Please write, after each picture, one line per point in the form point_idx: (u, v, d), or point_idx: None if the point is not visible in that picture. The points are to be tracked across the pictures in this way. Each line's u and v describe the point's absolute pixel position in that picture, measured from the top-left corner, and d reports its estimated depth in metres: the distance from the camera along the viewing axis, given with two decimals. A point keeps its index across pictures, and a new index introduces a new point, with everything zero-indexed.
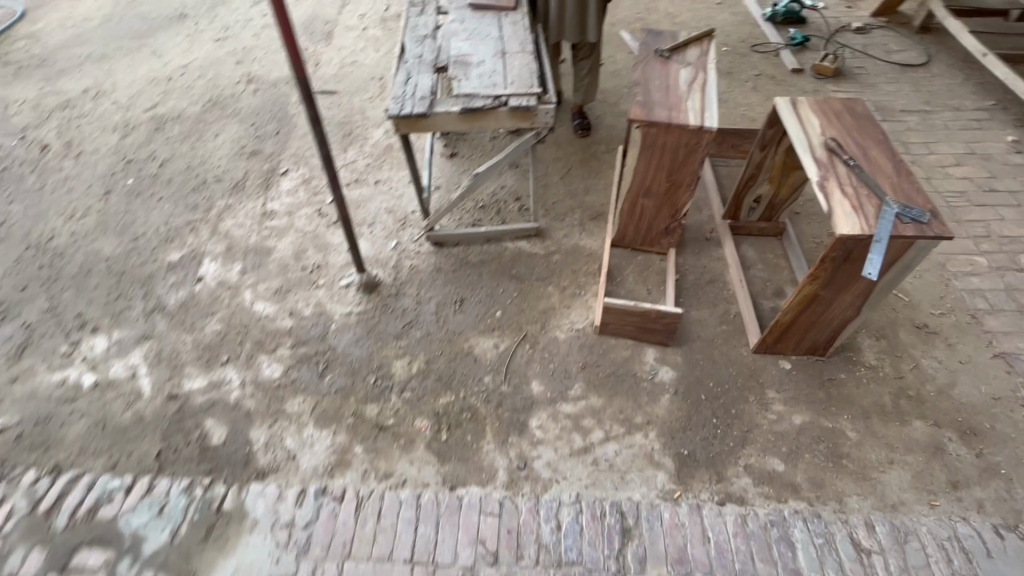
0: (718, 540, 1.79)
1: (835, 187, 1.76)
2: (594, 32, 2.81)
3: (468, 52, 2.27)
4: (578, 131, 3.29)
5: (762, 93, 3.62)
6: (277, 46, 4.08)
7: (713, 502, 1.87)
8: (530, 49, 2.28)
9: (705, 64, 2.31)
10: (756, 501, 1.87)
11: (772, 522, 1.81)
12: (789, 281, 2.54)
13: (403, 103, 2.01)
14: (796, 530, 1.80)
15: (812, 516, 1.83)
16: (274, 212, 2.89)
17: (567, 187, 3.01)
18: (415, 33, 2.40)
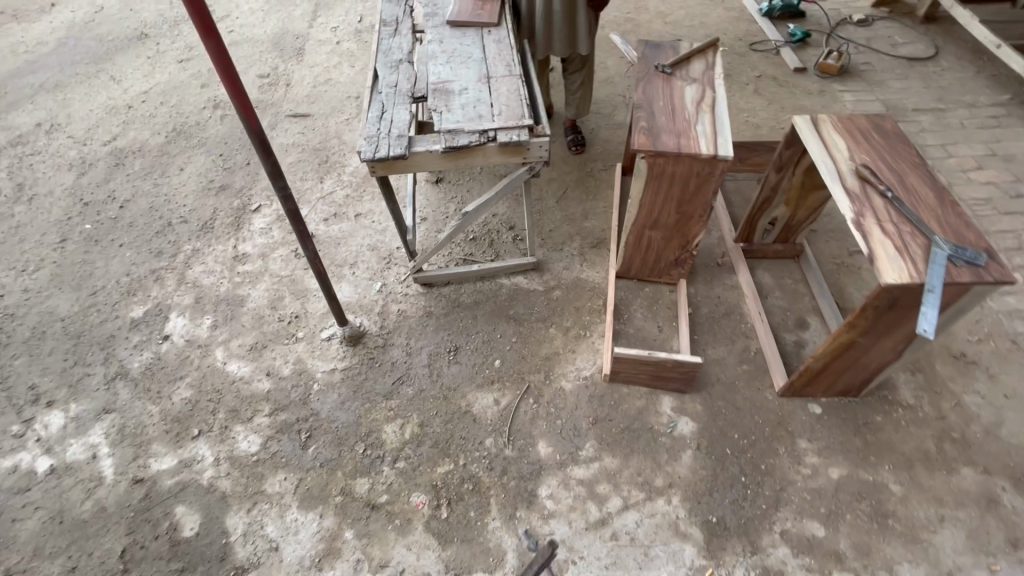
0: None
1: (873, 224, 1.56)
2: (585, 44, 2.60)
3: (449, 78, 2.03)
4: (572, 148, 3.06)
5: (765, 95, 3.40)
6: (245, 65, 3.81)
7: None
8: (518, 71, 2.05)
9: (713, 79, 2.08)
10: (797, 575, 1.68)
11: None
12: (810, 309, 2.34)
13: (378, 144, 1.78)
14: None
15: None
16: (247, 255, 2.65)
17: (563, 211, 2.78)
18: (388, 56, 2.17)
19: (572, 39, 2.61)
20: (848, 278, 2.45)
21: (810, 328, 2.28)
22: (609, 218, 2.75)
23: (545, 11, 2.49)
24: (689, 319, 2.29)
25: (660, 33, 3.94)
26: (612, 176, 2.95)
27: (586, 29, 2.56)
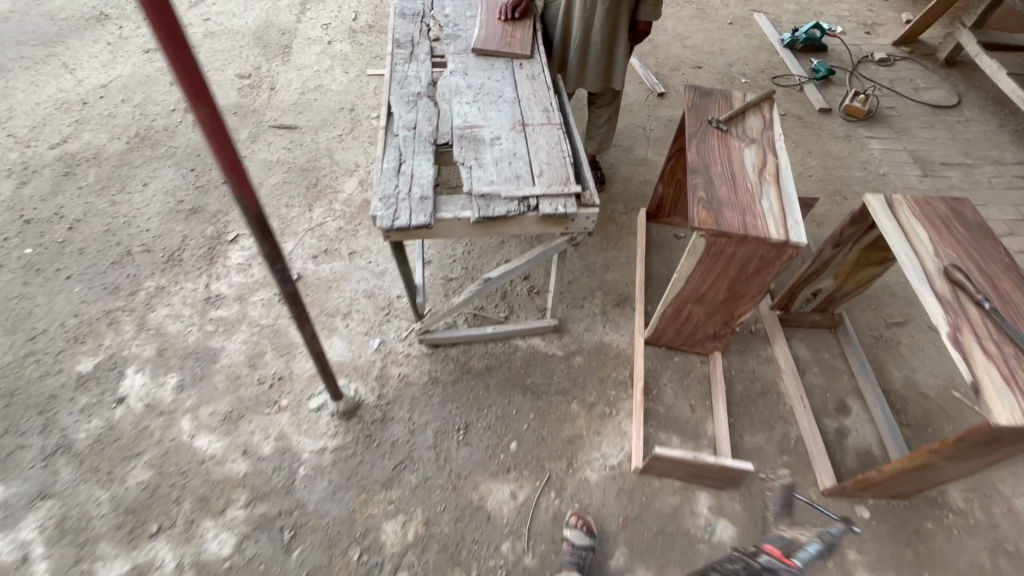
0: None
1: (973, 343, 1.35)
2: (620, 78, 2.34)
3: (478, 123, 1.74)
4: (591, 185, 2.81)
5: (789, 136, 3.20)
6: (223, 62, 3.39)
7: None
8: (557, 118, 1.77)
9: (772, 141, 1.86)
10: None
11: None
12: (851, 389, 2.17)
13: (397, 208, 1.48)
14: None
15: None
16: (221, 297, 2.29)
17: (582, 260, 2.53)
18: (404, 88, 1.86)
19: (605, 73, 2.35)
20: (887, 353, 2.29)
21: (852, 412, 2.11)
22: (632, 270, 2.51)
23: (580, 41, 2.21)
24: (725, 399, 2.07)
25: (679, 58, 3.70)
26: (634, 220, 2.70)
27: (621, 63, 2.30)
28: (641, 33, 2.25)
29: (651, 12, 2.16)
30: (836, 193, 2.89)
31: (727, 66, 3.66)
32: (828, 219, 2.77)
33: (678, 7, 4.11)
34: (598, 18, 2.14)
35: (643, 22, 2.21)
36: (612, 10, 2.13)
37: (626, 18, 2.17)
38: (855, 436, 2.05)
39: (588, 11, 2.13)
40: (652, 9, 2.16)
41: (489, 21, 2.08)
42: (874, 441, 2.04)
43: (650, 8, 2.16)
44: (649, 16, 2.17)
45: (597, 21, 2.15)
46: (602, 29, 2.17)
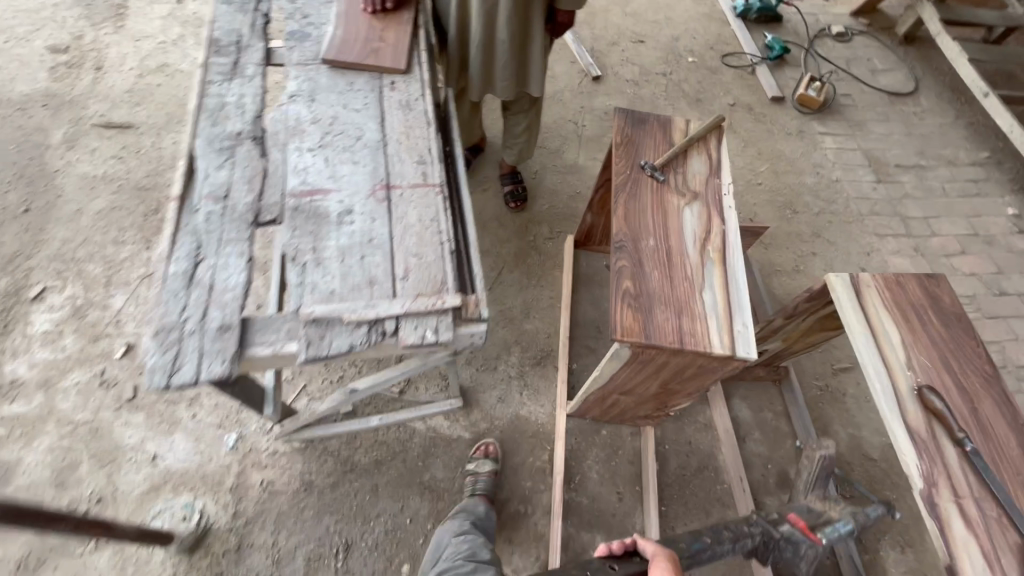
0: None
1: (950, 505, 1.08)
2: (536, 84, 1.84)
3: (323, 186, 1.23)
4: (509, 203, 2.35)
5: (738, 132, 2.80)
6: (28, 28, 2.56)
7: None
8: (437, 174, 1.28)
9: (718, 193, 1.45)
10: None
11: None
12: (794, 457, 1.94)
13: (179, 348, 0.99)
14: None
15: None
16: (18, 384, 1.74)
17: (497, 305, 2.11)
18: (219, 125, 1.29)
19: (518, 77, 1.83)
20: (832, 407, 2.06)
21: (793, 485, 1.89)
22: (555, 316, 2.12)
23: (482, 39, 1.67)
24: (657, 488, 1.77)
25: (618, 27, 3.14)
26: (560, 249, 2.28)
27: (537, 66, 1.79)
28: (560, 25, 1.73)
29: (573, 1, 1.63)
30: (786, 205, 2.56)
31: (673, 39, 3.15)
32: (776, 238, 2.45)
33: None
34: (504, 10, 1.59)
35: (564, 12, 1.68)
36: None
37: (540, 8, 1.64)
38: None
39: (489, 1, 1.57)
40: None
41: (349, 14, 1.50)
42: None
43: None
44: (571, 6, 1.65)
45: (502, 13, 1.60)
46: (510, 26, 1.63)
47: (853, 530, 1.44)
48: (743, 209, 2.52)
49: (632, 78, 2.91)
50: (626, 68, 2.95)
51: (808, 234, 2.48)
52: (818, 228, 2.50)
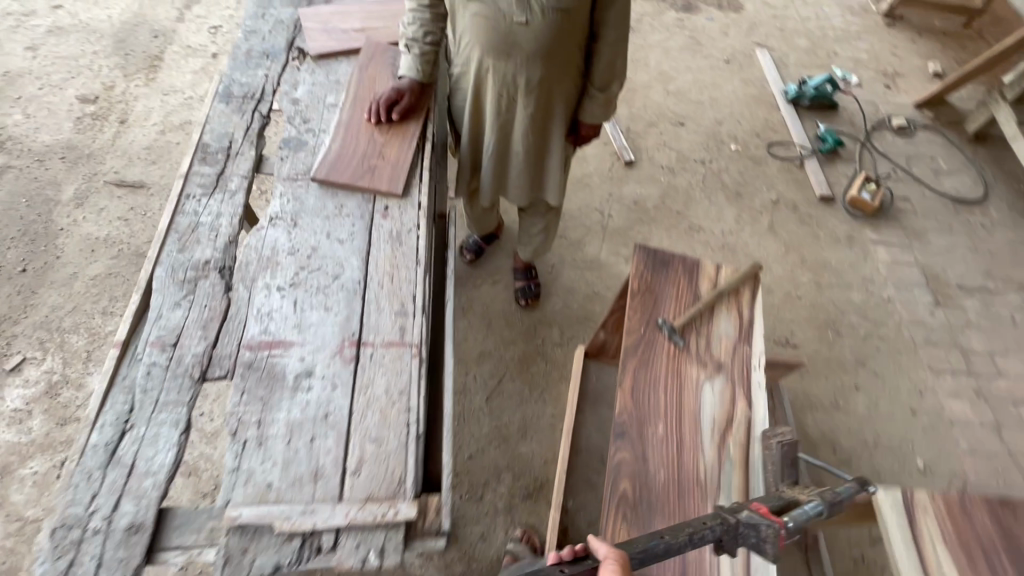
0: None
1: None
2: (554, 190, 1.62)
3: (285, 336, 1.08)
4: (519, 300, 2.17)
5: (780, 234, 2.57)
6: (64, 75, 2.59)
7: None
8: (417, 329, 1.12)
9: (747, 363, 1.22)
10: None
11: None
12: None
13: (78, 553, 0.84)
14: None
15: None
16: None
17: (492, 419, 1.93)
18: (186, 250, 1.17)
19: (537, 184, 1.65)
20: None
21: None
22: (555, 438, 1.92)
23: (495, 148, 1.48)
24: None
25: (658, 106, 2.98)
26: (569, 357, 2.09)
27: (556, 174, 1.58)
28: (585, 139, 1.56)
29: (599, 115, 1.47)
30: (827, 324, 2.30)
31: (715, 122, 2.96)
32: (814, 364, 2.20)
33: (664, 37, 3.37)
34: (520, 122, 1.40)
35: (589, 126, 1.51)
36: (540, 113, 1.39)
37: (561, 122, 1.46)
38: None
39: (503, 113, 1.38)
40: (600, 113, 1.46)
41: (351, 123, 1.38)
42: None
43: (598, 111, 1.46)
44: (596, 118, 1.48)
45: (518, 125, 1.41)
46: (526, 138, 1.44)
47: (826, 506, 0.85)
48: (779, 326, 2.28)
49: (667, 164, 2.73)
50: (662, 152, 2.78)
51: (851, 362, 2.21)
52: (863, 356, 2.24)
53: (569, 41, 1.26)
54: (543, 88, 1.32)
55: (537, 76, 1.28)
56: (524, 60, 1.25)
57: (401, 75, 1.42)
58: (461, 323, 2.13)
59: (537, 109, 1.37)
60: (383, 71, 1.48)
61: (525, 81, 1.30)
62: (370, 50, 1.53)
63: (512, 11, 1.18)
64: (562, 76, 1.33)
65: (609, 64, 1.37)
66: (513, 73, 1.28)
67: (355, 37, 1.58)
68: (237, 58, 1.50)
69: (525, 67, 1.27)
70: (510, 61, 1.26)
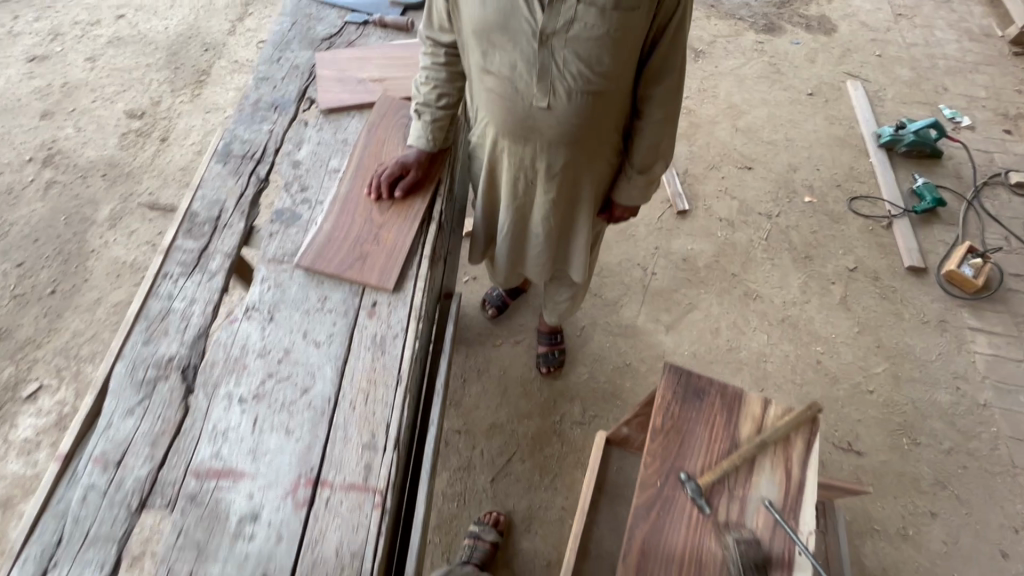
0: None
1: None
2: (578, 271, 1.39)
3: (237, 465, 0.95)
4: (540, 368, 1.99)
5: (854, 310, 2.21)
6: (116, 87, 2.62)
7: None
8: (385, 469, 0.96)
9: (788, 546, 1.00)
10: None
11: None
12: None
13: None
14: None
15: None
16: None
17: (496, 503, 1.77)
18: (152, 343, 1.06)
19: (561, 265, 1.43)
20: None
21: None
22: (563, 535, 1.73)
23: (510, 229, 1.27)
24: None
25: (723, 145, 2.66)
26: (588, 440, 1.89)
27: (581, 256, 1.34)
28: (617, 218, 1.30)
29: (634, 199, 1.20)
30: (902, 430, 1.96)
31: (789, 168, 2.61)
32: (879, 477, 1.87)
33: (739, 63, 3.02)
34: (540, 206, 1.18)
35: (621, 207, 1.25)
36: (563, 198, 1.16)
37: (589, 205, 1.21)
38: None
39: (521, 195, 1.17)
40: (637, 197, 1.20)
41: (349, 197, 1.23)
42: None
43: (635, 195, 1.19)
44: (632, 202, 1.21)
45: (536, 209, 1.19)
46: (546, 223, 1.22)
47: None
48: (840, 426, 1.96)
49: (726, 216, 2.43)
50: (722, 201, 2.47)
51: (928, 481, 1.87)
52: (943, 474, 1.88)
53: (602, 122, 1.02)
54: (569, 173, 1.10)
55: (561, 160, 1.06)
56: (545, 144, 1.03)
57: (409, 143, 1.24)
58: (474, 386, 1.97)
59: (560, 195, 1.15)
60: (393, 134, 1.32)
61: (546, 166, 1.08)
62: (382, 107, 1.37)
63: (529, 89, 0.95)
64: (592, 159, 1.09)
65: (651, 146, 1.09)
66: (531, 157, 1.07)
67: (369, 89, 1.42)
68: (243, 110, 1.39)
69: (545, 151, 1.04)
70: (527, 143, 1.04)
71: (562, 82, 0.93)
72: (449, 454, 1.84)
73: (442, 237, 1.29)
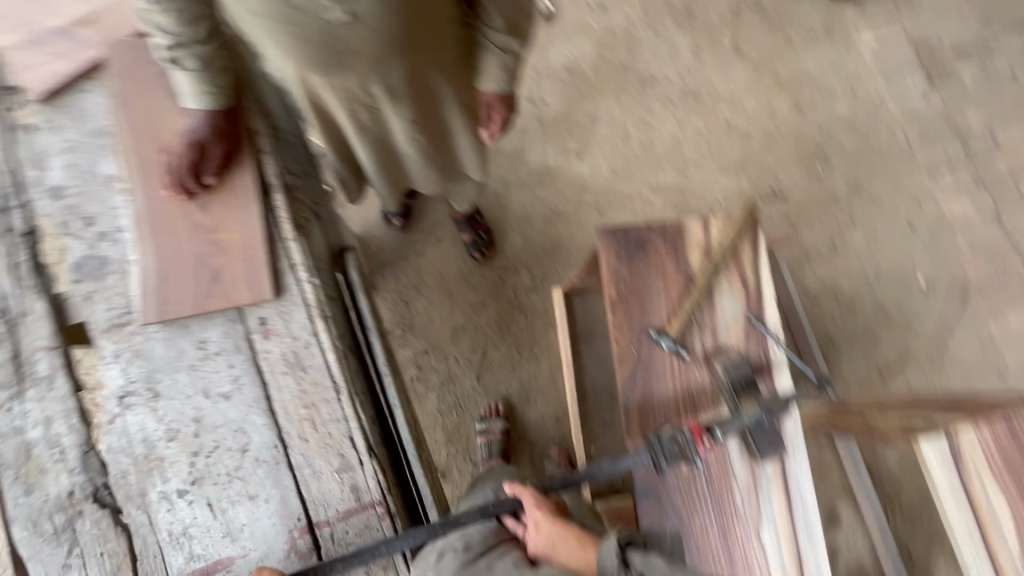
0: None
1: None
2: (473, 167, 1.34)
3: (221, 554, 0.86)
4: (474, 256, 1.87)
5: (747, 53, 2.09)
6: None
7: None
8: (372, 482, 0.90)
9: (765, 351, 1.03)
10: None
11: None
12: (840, 487, 1.81)
13: None
14: None
15: None
16: None
17: (490, 395, 1.81)
18: (35, 489, 0.86)
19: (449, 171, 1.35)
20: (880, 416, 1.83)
21: (841, 520, 1.78)
22: (559, 392, 1.82)
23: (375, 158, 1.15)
24: None
25: None
26: (547, 301, 1.87)
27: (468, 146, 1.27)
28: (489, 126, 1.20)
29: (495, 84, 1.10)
30: (815, 156, 2.02)
31: None
32: (804, 210, 1.99)
33: None
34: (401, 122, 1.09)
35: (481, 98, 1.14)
36: (417, 106, 1.06)
37: (451, 100, 1.11)
38: (845, 549, 1.75)
39: (373, 121, 1.07)
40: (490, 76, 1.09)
41: (152, 209, 0.92)
42: (866, 548, 1.76)
43: (502, 77, 1.09)
44: (500, 87, 1.11)
45: (398, 128, 1.10)
46: (414, 138, 1.13)
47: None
48: (763, 178, 2.00)
49: None
50: None
51: (845, 193, 1.99)
52: (857, 180, 2.00)
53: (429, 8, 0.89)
54: (411, 79, 0.99)
55: (395, 72, 0.94)
56: (368, 63, 0.90)
57: (185, 104, 0.91)
58: (419, 302, 1.86)
59: (414, 106, 1.05)
60: (157, 98, 0.96)
61: (382, 83, 0.96)
62: (118, 61, 0.97)
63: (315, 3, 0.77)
64: (428, 53, 0.95)
65: (500, 9, 0.97)
66: (361, 81, 0.94)
67: (88, 40, 1.01)
68: None
69: (372, 70, 0.92)
70: (347, 68, 0.90)
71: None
72: (427, 376, 1.81)
73: (296, 200, 1.03)
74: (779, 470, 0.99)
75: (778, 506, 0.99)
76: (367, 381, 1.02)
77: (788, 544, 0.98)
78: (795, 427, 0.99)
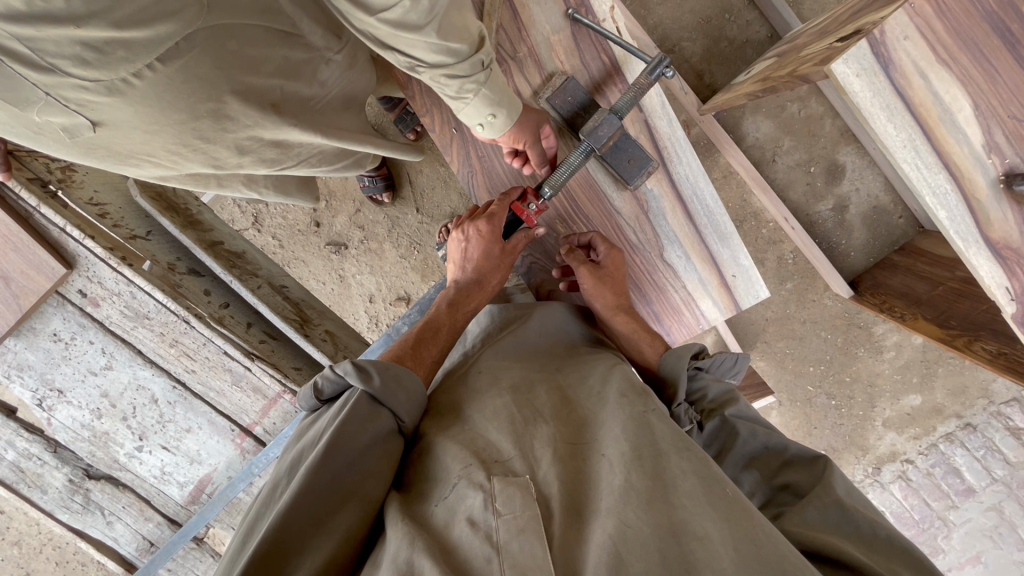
0: (896, 511, 1.70)
1: None
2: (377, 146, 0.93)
3: (200, 475, 0.99)
4: (408, 137, 1.62)
5: None
6: None
7: (870, 478, 1.72)
8: (265, 375, 0.98)
9: (603, 55, 0.86)
10: (909, 451, 1.68)
11: (933, 466, 1.66)
12: (839, 136, 1.52)
13: None
14: (957, 456, 1.64)
15: (968, 433, 1.63)
16: None
17: (433, 219, 1.71)
18: (39, 487, 1.00)
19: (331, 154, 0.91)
20: None
21: (845, 170, 1.54)
22: None
23: (252, 189, 0.90)
24: (729, 328, 1.47)
25: None
26: None
27: (380, 152, 0.96)
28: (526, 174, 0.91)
29: (509, 118, 0.75)
30: None
31: None
32: None
33: None
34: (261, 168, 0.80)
35: (530, 141, 0.82)
36: (292, 150, 0.81)
37: (334, 128, 0.83)
38: (857, 198, 1.55)
39: (241, 177, 0.85)
40: (513, 109, 0.75)
41: None
42: (880, 185, 1.54)
43: (445, 63, 0.64)
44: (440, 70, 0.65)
45: (282, 173, 0.86)
46: (309, 166, 0.88)
47: (594, 147, 0.80)
48: None
49: None
50: None
51: None
52: None
53: (227, 52, 0.60)
54: (256, 134, 0.72)
55: (226, 137, 0.69)
56: (176, 139, 0.66)
57: (32, 127, 0.60)
58: None
59: (286, 152, 0.80)
60: None
61: (207, 153, 0.72)
62: None
63: (62, 72, 0.52)
64: (255, 96, 0.67)
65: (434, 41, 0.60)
66: (201, 138, 0.68)
67: None
68: None
69: (188, 148, 0.69)
70: (153, 154, 0.69)
71: (73, 91, 0.54)
72: (373, 232, 1.74)
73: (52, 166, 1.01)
74: (665, 182, 0.90)
75: (674, 220, 0.91)
76: (228, 293, 1.09)
77: (697, 253, 0.92)
78: (668, 124, 0.89)
